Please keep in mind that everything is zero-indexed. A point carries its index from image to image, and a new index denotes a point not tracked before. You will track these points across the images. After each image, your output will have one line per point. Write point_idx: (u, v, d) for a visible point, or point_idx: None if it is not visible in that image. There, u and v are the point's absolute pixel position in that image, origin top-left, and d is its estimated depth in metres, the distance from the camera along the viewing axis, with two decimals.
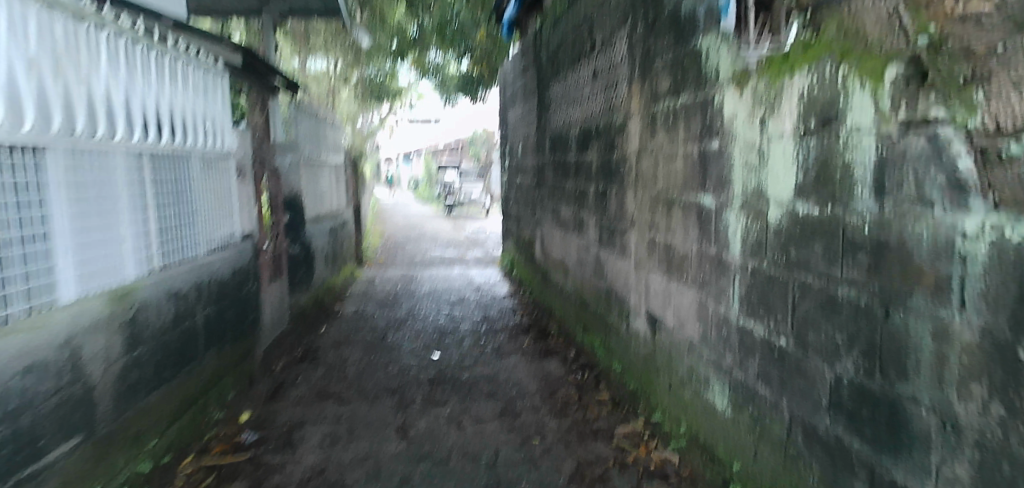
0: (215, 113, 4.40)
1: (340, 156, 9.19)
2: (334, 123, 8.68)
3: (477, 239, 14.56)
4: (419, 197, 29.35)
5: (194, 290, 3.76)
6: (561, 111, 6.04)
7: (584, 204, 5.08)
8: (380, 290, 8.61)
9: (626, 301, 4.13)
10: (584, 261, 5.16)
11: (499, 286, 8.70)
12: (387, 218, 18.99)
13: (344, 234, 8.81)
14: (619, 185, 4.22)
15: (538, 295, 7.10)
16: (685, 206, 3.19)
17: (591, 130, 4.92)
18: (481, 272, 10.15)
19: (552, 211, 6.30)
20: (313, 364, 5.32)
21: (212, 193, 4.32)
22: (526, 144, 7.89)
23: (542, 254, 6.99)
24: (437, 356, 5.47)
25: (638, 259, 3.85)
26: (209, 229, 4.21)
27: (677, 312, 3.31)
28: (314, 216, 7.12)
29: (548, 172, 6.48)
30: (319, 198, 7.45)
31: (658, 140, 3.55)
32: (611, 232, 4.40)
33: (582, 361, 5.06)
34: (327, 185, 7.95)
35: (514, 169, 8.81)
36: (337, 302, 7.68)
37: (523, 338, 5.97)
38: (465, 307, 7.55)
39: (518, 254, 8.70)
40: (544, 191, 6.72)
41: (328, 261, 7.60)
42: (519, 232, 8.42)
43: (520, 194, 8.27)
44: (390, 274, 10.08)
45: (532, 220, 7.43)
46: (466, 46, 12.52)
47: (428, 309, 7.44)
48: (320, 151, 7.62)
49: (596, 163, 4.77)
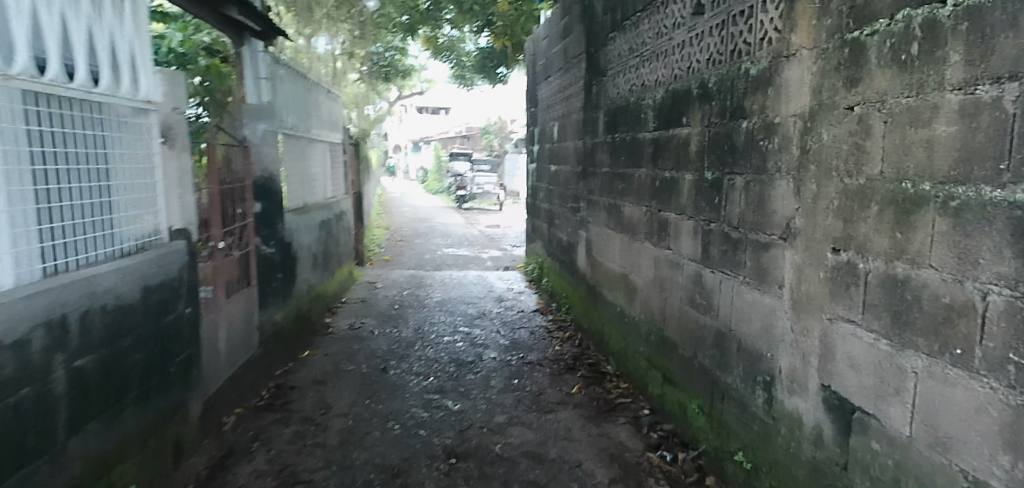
0: (138, 43, 2.74)
1: (339, 136, 7.61)
2: (332, 95, 7.10)
3: (492, 235, 12.99)
4: (429, 188, 27.82)
5: (62, 330, 2.22)
6: (625, 74, 4.45)
7: (671, 201, 3.52)
8: (382, 298, 7.06)
9: (762, 358, 2.58)
10: (666, 282, 3.60)
11: (525, 297, 7.14)
12: (393, 209, 17.45)
13: (341, 231, 7.25)
14: (755, 171, 2.66)
15: (581, 314, 5.53)
16: (958, 210, 1.65)
17: (687, 92, 3.34)
18: (501, 276, 8.59)
19: (607, 209, 4.74)
20: (283, 416, 3.78)
21: (126, 173, 2.69)
22: (565, 124, 6.31)
23: (585, 262, 5.43)
24: (457, 405, 3.91)
25: (800, 293, 2.31)
26: (118, 229, 2.63)
27: (925, 405, 1.78)
28: (301, 208, 5.55)
29: (603, 157, 4.90)
30: (309, 186, 5.88)
31: (860, 92, 2.01)
32: (730, 245, 2.85)
33: (665, 428, 3.50)
34: (320, 170, 6.38)
35: (546, 156, 7.23)
36: (330, 313, 6.15)
37: (570, 379, 4.39)
38: (486, 324, 5.99)
39: (549, 258, 7.12)
40: (594, 182, 5.14)
41: (321, 263, 6.06)
42: (552, 233, 6.84)
43: (555, 187, 6.70)
44: (396, 277, 8.53)
45: (573, 220, 5.86)
46: (486, 18, 10.95)
47: (441, 327, 5.87)
48: (311, 127, 6.05)
49: (697, 140, 3.21)
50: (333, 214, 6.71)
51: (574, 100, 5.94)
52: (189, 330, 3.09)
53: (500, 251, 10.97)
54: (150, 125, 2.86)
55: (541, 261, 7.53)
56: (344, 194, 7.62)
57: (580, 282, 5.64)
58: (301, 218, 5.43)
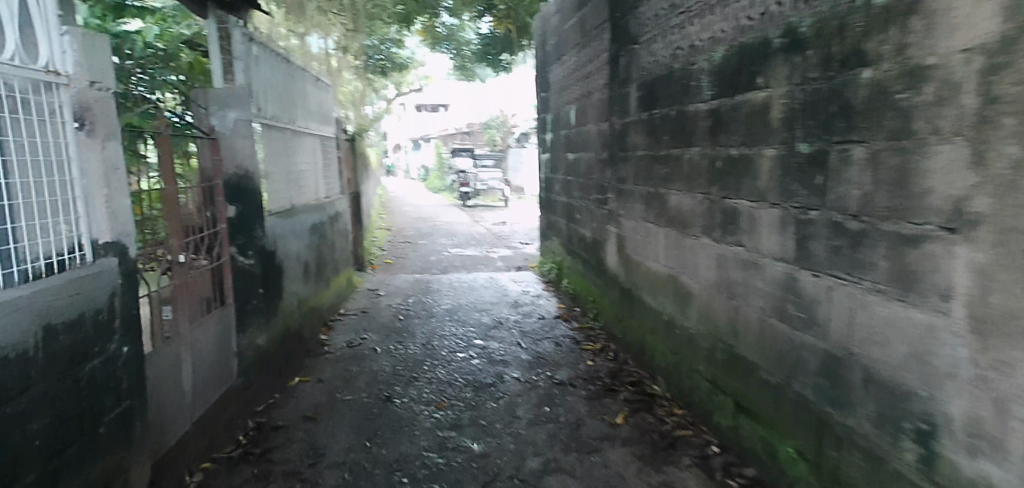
0: None
1: (331, 131, 6.83)
2: (320, 84, 6.31)
3: (501, 233, 12.24)
4: (430, 187, 27.08)
5: None
6: (664, 38, 3.69)
7: (742, 185, 2.78)
8: (385, 307, 6.32)
9: (913, 397, 1.86)
10: (737, 288, 2.86)
11: (544, 301, 6.40)
12: (394, 210, 16.70)
13: (338, 234, 6.53)
14: (887, 137, 1.93)
15: (613, 321, 4.78)
16: None
17: (762, 44, 2.60)
18: (514, 278, 7.85)
19: (646, 200, 4.00)
20: (265, 470, 3.05)
21: (23, 169, 1.93)
22: (585, 106, 5.56)
23: (616, 262, 4.69)
24: (479, 447, 3.18)
25: (989, 310, 1.59)
26: (13, 247, 1.88)
27: None
28: (288, 212, 4.77)
29: (637, 139, 4.15)
30: (295, 186, 5.10)
31: None
32: (846, 239, 2.12)
33: (746, 473, 2.77)
34: (308, 167, 5.60)
35: (562, 143, 6.48)
36: (326, 328, 5.41)
37: (612, 402, 3.66)
38: (503, 334, 5.24)
39: (568, 257, 6.37)
40: (626, 170, 4.39)
41: (315, 273, 5.33)
42: (572, 229, 6.09)
43: (574, 178, 5.95)
44: (400, 282, 7.81)
45: (599, 214, 5.11)
46: (487, 1, 10.17)
47: (452, 339, 5.13)
48: (296, 119, 5.27)
49: (782, 104, 2.47)
50: (327, 215, 5.97)
51: (595, 77, 5.18)
52: (126, 374, 2.35)
53: (511, 250, 10.21)
54: (55, 106, 2.10)
55: (559, 259, 6.78)
56: (339, 194, 6.88)
57: (610, 284, 4.89)
58: (289, 224, 4.68)
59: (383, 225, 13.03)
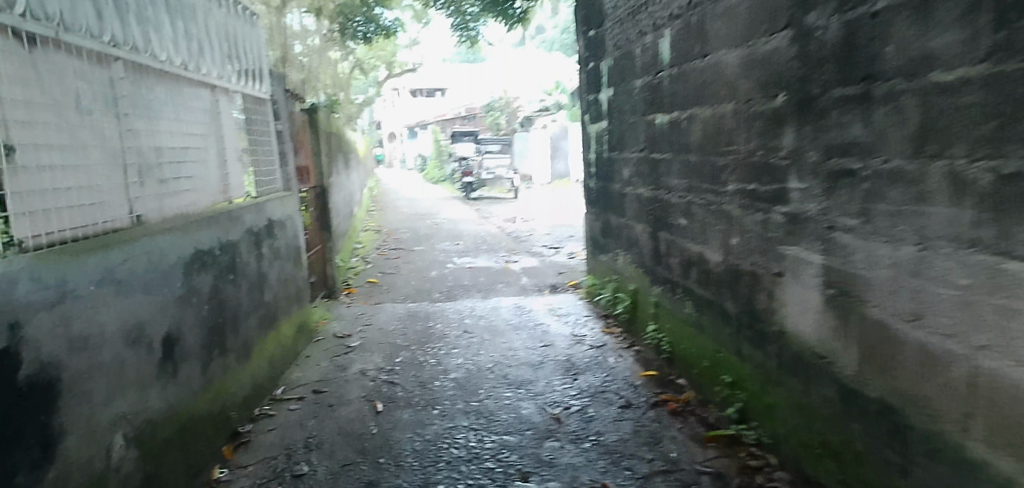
0: None
1: (265, 88, 4.16)
2: (236, 5, 3.70)
3: (517, 235, 9.65)
4: (429, 178, 24.44)
5: None
6: None
7: None
8: (354, 375, 3.77)
9: None
10: None
11: (614, 360, 3.86)
12: (387, 207, 14.03)
13: (285, 255, 4.01)
14: None
15: (813, 450, 2.24)
16: None
17: None
18: (552, 307, 5.30)
19: (999, 196, 1.47)
20: None
21: None
22: (697, 21, 3.02)
23: (822, 330, 2.16)
24: None
25: None
26: None
27: None
28: (115, 232, 2.15)
29: (934, 40, 1.62)
30: (149, 177, 2.46)
31: None
32: None
33: None
34: (193, 142, 2.94)
35: (637, 102, 3.92)
36: (235, 440, 2.87)
37: None
38: (567, 453, 2.71)
39: (653, 285, 3.81)
40: (873, 126, 1.86)
41: (217, 340, 2.79)
42: (666, 243, 3.55)
43: (671, 159, 3.42)
44: (386, 314, 5.26)
45: (754, 223, 2.59)
46: None
47: (471, 471, 2.60)
48: (159, 43, 2.62)
49: None
50: (255, 228, 3.44)
51: None
52: None
53: (535, 259, 7.63)
54: None
55: (631, 287, 4.21)
56: (289, 189, 4.33)
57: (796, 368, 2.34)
58: (121, 260, 2.08)
59: (370, 227, 10.41)
